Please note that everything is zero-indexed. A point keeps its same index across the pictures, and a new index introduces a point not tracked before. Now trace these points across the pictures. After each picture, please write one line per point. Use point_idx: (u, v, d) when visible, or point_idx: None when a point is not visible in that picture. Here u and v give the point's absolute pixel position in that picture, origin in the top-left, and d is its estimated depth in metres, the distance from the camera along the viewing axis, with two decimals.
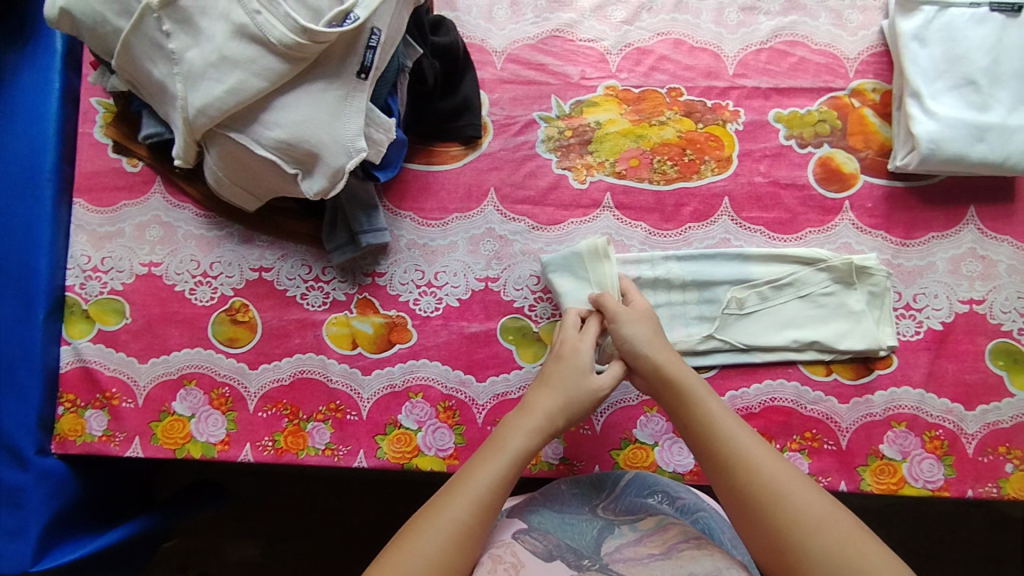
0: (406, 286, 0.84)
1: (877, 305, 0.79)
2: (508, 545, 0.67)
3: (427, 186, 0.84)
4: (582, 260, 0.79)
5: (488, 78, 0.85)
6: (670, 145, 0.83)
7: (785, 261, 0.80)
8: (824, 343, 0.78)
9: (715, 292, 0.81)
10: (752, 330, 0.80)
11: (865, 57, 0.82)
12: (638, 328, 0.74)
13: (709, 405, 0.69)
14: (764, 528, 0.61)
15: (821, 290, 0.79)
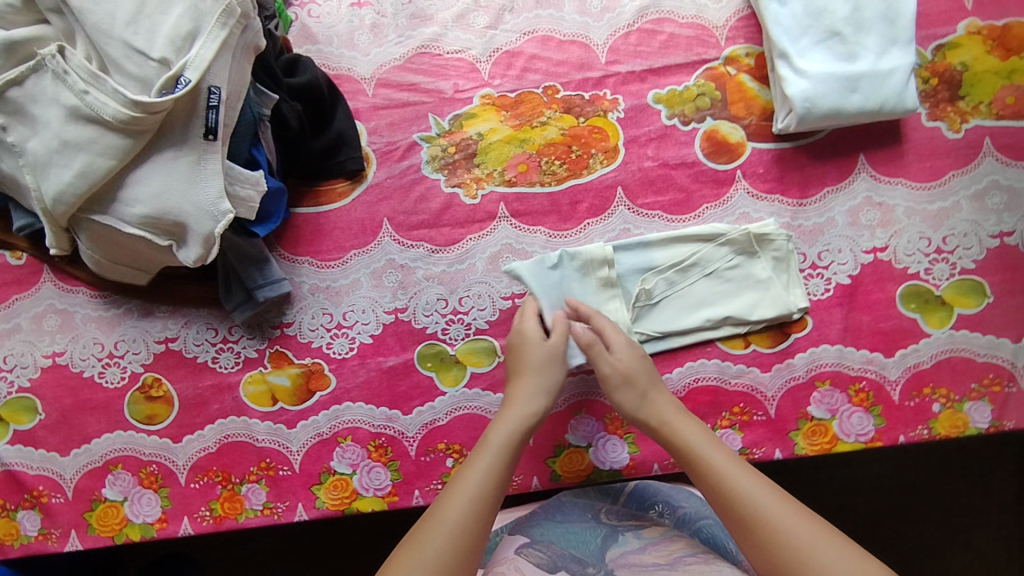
0: (316, 331, 0.82)
1: (783, 269, 0.79)
2: (512, 562, 0.69)
3: (319, 228, 0.83)
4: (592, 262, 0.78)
5: (362, 108, 0.83)
6: (555, 145, 0.82)
7: (686, 241, 0.79)
8: (736, 317, 0.78)
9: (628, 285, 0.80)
10: (665, 317, 0.79)
11: (733, 23, 0.81)
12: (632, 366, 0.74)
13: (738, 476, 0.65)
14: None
15: (725, 265, 0.79)
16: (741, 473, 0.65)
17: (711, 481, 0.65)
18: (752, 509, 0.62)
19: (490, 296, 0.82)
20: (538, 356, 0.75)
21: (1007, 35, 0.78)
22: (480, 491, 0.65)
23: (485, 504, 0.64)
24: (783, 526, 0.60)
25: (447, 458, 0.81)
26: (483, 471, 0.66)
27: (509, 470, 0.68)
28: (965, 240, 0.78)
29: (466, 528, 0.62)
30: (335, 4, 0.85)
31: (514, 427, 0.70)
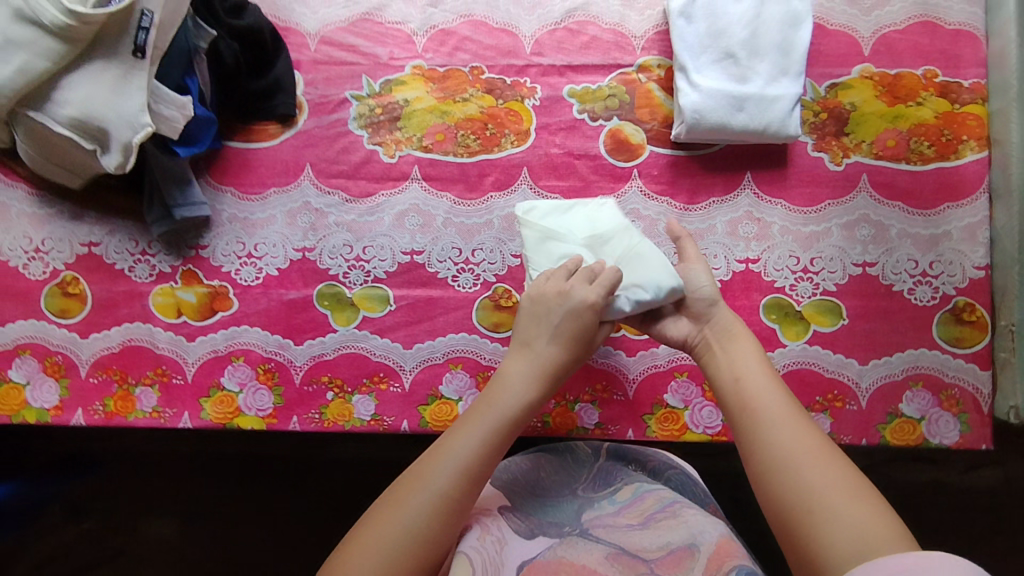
0: (228, 257, 0.89)
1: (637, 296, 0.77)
2: (495, 519, 0.66)
3: (246, 163, 0.90)
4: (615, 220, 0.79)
5: (303, 60, 0.90)
6: (472, 120, 0.89)
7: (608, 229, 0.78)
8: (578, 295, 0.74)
9: (559, 214, 0.79)
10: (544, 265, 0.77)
11: (650, 35, 0.88)
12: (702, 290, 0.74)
13: (752, 377, 0.65)
14: (764, 466, 0.58)
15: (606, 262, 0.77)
16: (786, 403, 0.61)
17: (746, 404, 0.63)
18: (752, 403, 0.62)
19: (392, 249, 0.88)
20: (565, 313, 0.70)
21: (898, 84, 0.85)
22: (474, 452, 0.61)
23: (477, 467, 0.61)
24: (807, 452, 0.56)
25: (328, 391, 0.86)
26: (484, 433, 0.63)
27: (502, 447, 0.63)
28: (831, 264, 0.84)
29: (456, 487, 0.59)
30: None
31: (529, 382, 0.68)
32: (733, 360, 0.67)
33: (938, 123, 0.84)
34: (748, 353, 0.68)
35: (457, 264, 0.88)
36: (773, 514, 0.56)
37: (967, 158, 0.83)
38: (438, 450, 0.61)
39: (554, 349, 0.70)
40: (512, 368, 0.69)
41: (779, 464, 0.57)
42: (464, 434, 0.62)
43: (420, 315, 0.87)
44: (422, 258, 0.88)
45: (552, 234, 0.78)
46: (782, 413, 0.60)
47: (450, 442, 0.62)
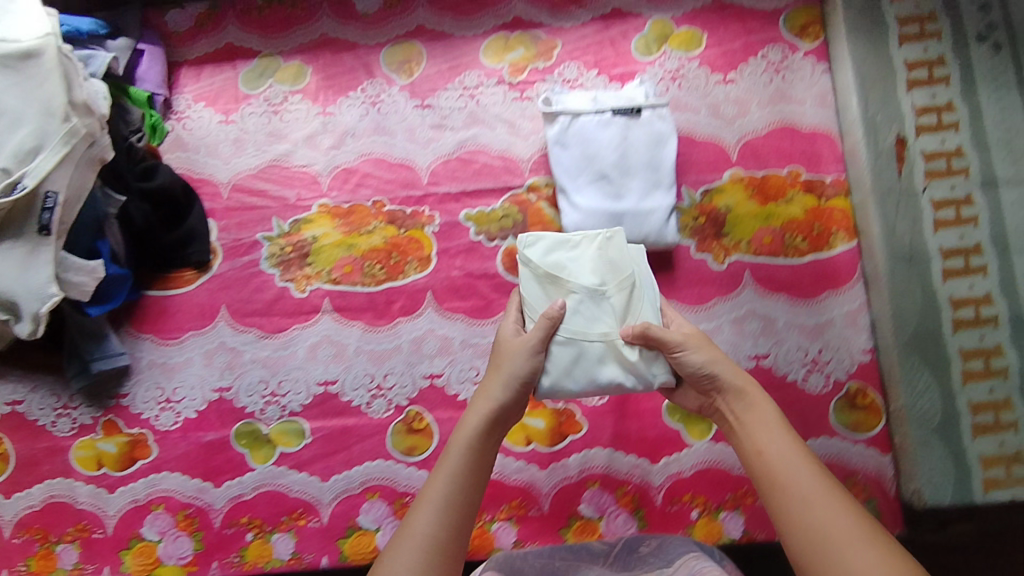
0: (148, 403, 0.91)
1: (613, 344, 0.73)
2: None
3: (164, 310, 0.93)
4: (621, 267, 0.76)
5: (216, 208, 0.96)
6: (377, 251, 0.93)
7: (613, 272, 0.75)
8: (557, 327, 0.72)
9: (564, 254, 0.77)
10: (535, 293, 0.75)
11: (536, 158, 0.94)
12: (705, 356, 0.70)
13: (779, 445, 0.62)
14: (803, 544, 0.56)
15: (595, 301, 0.74)
16: (816, 478, 0.59)
17: (776, 481, 0.60)
18: (783, 475, 0.60)
19: (306, 381, 0.91)
20: (510, 357, 0.71)
21: (766, 184, 0.91)
22: (449, 498, 0.60)
23: (452, 515, 0.59)
24: (836, 528, 0.55)
25: (247, 532, 0.86)
26: (449, 477, 0.62)
27: (468, 497, 0.61)
28: None
29: (437, 539, 0.58)
30: (206, 120, 0.98)
31: (476, 422, 0.66)
32: (753, 430, 0.65)
33: (808, 218, 0.89)
34: (770, 422, 0.65)
35: (371, 390, 0.90)
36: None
37: (839, 248, 0.88)
38: (412, 512, 0.60)
39: (506, 392, 0.68)
40: (472, 414, 0.67)
41: (815, 549, 0.55)
42: (437, 480, 0.62)
43: (336, 446, 0.89)
44: (336, 387, 0.90)
45: (557, 276, 0.74)
46: (805, 479, 0.59)
47: (429, 490, 0.61)
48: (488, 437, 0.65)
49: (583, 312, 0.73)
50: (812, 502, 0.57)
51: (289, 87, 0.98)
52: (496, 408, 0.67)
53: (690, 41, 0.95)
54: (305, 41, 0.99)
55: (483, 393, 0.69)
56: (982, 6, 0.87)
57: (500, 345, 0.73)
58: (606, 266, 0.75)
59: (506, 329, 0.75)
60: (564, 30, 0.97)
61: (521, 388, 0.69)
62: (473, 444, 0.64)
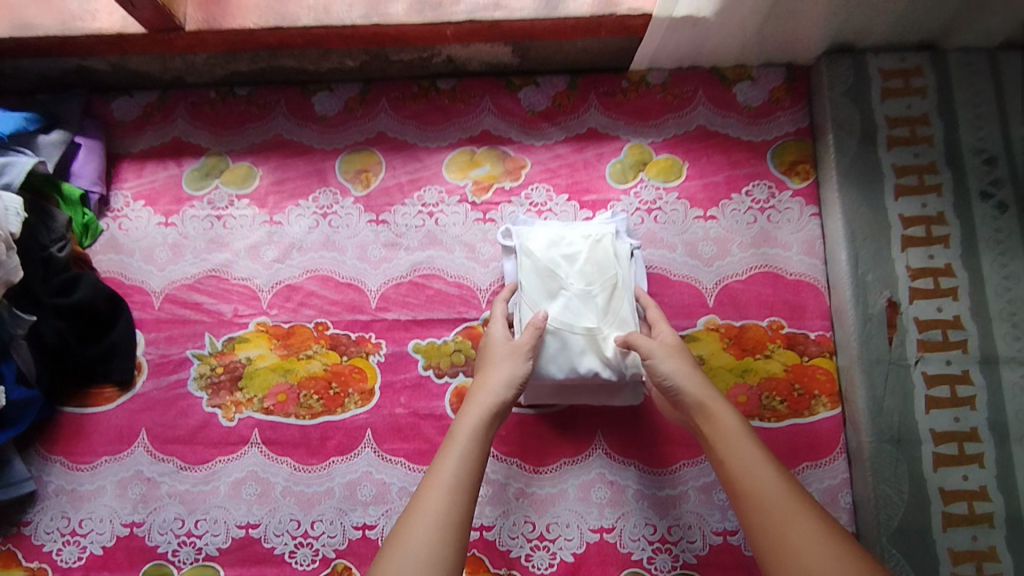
0: (51, 534, 0.83)
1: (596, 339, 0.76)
2: None
3: (80, 430, 0.86)
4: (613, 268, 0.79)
5: (147, 320, 0.88)
6: (316, 378, 0.86)
7: (604, 273, 0.79)
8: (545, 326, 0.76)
9: (561, 251, 0.80)
10: (528, 283, 0.79)
11: (495, 287, 0.86)
12: (672, 361, 0.71)
13: (747, 454, 0.63)
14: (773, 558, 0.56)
15: (583, 301, 0.78)
16: (781, 489, 0.60)
17: (746, 498, 0.61)
18: (748, 484, 0.61)
19: (226, 522, 0.82)
20: (503, 359, 0.73)
21: (744, 335, 0.83)
22: (458, 482, 0.62)
23: (463, 496, 0.61)
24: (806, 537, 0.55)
25: None
26: (452, 467, 0.63)
27: (473, 484, 0.63)
28: (689, 533, 0.79)
29: (451, 521, 0.59)
30: (143, 220, 0.92)
31: (477, 412, 0.68)
32: (717, 444, 0.66)
33: (788, 377, 0.81)
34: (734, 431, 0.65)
35: (296, 538, 0.81)
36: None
37: (820, 414, 0.80)
38: (416, 500, 0.61)
39: (506, 387, 0.70)
40: (471, 407, 0.68)
41: (778, 555, 0.56)
42: (439, 472, 0.62)
43: None
44: (259, 532, 0.82)
45: (551, 273, 0.79)
46: (774, 491, 0.60)
47: (437, 472, 0.63)
48: (487, 430, 0.67)
49: (570, 309, 0.77)
50: (778, 512, 0.58)
51: (234, 191, 0.92)
52: (497, 399, 0.69)
53: (669, 171, 0.88)
54: (256, 141, 0.94)
55: (480, 388, 0.70)
56: (987, 160, 0.80)
57: (489, 348, 0.75)
58: (600, 266, 0.79)
59: (497, 334, 0.76)
60: (533, 148, 0.90)
61: (518, 382, 0.71)
62: (478, 433, 0.66)
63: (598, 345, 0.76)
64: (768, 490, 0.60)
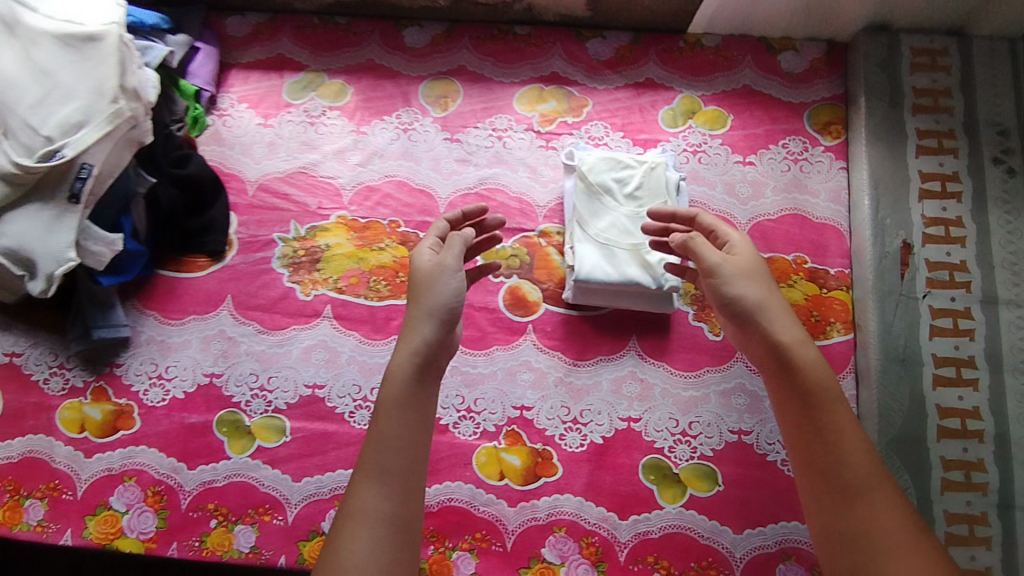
0: (139, 376, 0.93)
1: (638, 252, 0.88)
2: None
3: (172, 291, 0.96)
4: (660, 191, 0.90)
5: (240, 204, 1.00)
6: (386, 268, 0.97)
7: (652, 196, 0.90)
8: (593, 237, 0.88)
9: (615, 172, 0.91)
10: (584, 198, 0.90)
11: (552, 206, 0.98)
12: (749, 289, 0.77)
13: (832, 408, 0.73)
14: (831, 500, 0.70)
15: (630, 218, 0.89)
16: (857, 450, 0.71)
17: (821, 445, 0.72)
18: (827, 436, 0.72)
19: (295, 381, 0.93)
20: (431, 293, 0.77)
21: (770, 266, 0.94)
22: (388, 463, 0.71)
23: (397, 470, 0.71)
24: (871, 499, 0.68)
25: (211, 519, 0.88)
26: (385, 446, 0.72)
27: (410, 454, 0.72)
28: (708, 429, 0.89)
29: (389, 499, 0.70)
30: (246, 120, 1.03)
31: (404, 372, 0.74)
32: (796, 390, 0.74)
33: (807, 305, 0.92)
34: (816, 373, 0.74)
35: (356, 401, 0.92)
36: (815, 526, 0.72)
37: (835, 339, 0.91)
38: (359, 480, 0.71)
39: (431, 330, 0.76)
40: (397, 365, 0.75)
41: (841, 506, 0.69)
42: (376, 447, 0.72)
43: (313, 448, 0.90)
44: (323, 392, 0.92)
45: (603, 192, 0.90)
46: (852, 451, 0.71)
47: (371, 450, 0.72)
48: (414, 385, 0.74)
49: (617, 226, 0.89)
50: (848, 467, 0.70)
51: (329, 103, 1.04)
52: (421, 348, 0.75)
53: (715, 120, 1.00)
54: (351, 63, 1.05)
55: (407, 337, 0.75)
56: (1001, 131, 0.93)
57: (421, 275, 0.79)
58: (648, 189, 0.90)
59: (425, 254, 0.81)
60: (595, 91, 1.03)
61: (442, 320, 0.76)
62: (404, 397, 0.74)
63: (640, 256, 0.87)
64: (847, 446, 0.71)
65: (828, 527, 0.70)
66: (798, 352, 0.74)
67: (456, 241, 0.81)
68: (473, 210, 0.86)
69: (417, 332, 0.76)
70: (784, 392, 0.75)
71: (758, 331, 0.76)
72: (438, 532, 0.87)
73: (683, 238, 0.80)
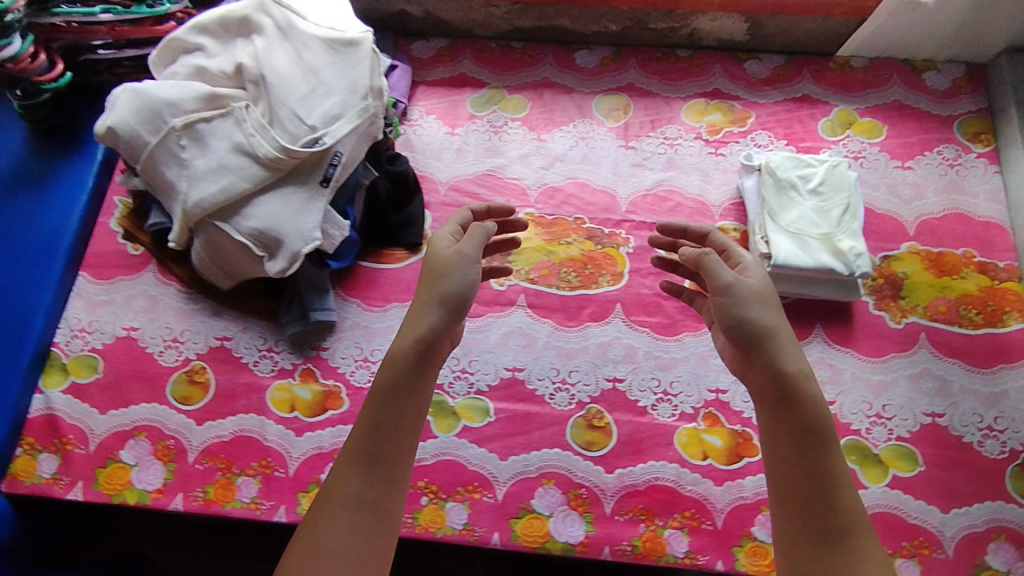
0: (345, 359, 0.98)
1: (828, 241, 0.94)
2: None
3: (373, 280, 1.02)
4: (843, 187, 0.97)
5: (432, 202, 1.07)
6: (574, 260, 1.03)
7: (835, 191, 0.97)
8: (784, 227, 0.94)
9: (800, 170, 0.98)
10: (771, 193, 0.97)
11: (727, 205, 1.05)
12: (761, 314, 0.72)
13: (833, 447, 0.68)
14: (819, 534, 0.64)
15: (818, 211, 0.95)
16: (850, 495, 0.66)
17: (818, 481, 0.66)
18: (829, 474, 0.66)
19: (495, 364, 0.97)
20: (443, 278, 0.74)
21: (941, 260, 1.00)
22: (371, 467, 0.66)
23: (380, 479, 0.66)
24: (867, 544, 0.64)
25: (423, 496, 0.89)
26: (367, 453, 0.66)
27: (388, 470, 0.66)
28: (901, 412, 0.92)
29: (368, 498, 0.65)
30: (434, 129, 1.13)
31: (401, 373, 0.69)
32: (798, 420, 0.68)
33: (982, 295, 0.98)
34: (815, 410, 0.68)
35: (555, 383, 0.95)
36: (784, 562, 0.66)
37: (1012, 326, 0.95)
38: (331, 487, 0.65)
39: (439, 321, 0.72)
40: (399, 348, 0.70)
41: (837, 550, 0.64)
42: (360, 444, 0.67)
43: (517, 428, 0.93)
44: (523, 375, 0.96)
45: (790, 187, 0.97)
46: (847, 492, 0.66)
47: (351, 453, 0.67)
48: (409, 388, 0.69)
49: (806, 218, 0.95)
50: (848, 510, 0.65)
51: (510, 115, 1.13)
52: (425, 336, 0.71)
53: (872, 130, 1.09)
54: (529, 81, 1.16)
55: (411, 326, 0.71)
56: None
57: (436, 262, 0.75)
58: (832, 185, 0.97)
59: (440, 240, 0.79)
60: (756, 105, 1.12)
61: (452, 310, 0.73)
62: (401, 383, 0.69)
63: (832, 245, 0.93)
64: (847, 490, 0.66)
65: (795, 566, 0.64)
66: (805, 387, 0.69)
67: (478, 232, 0.78)
68: (499, 207, 0.85)
69: (418, 326, 0.71)
70: (778, 423, 0.70)
71: (765, 357, 0.71)
72: (647, 510, 0.88)
73: (698, 252, 0.78)
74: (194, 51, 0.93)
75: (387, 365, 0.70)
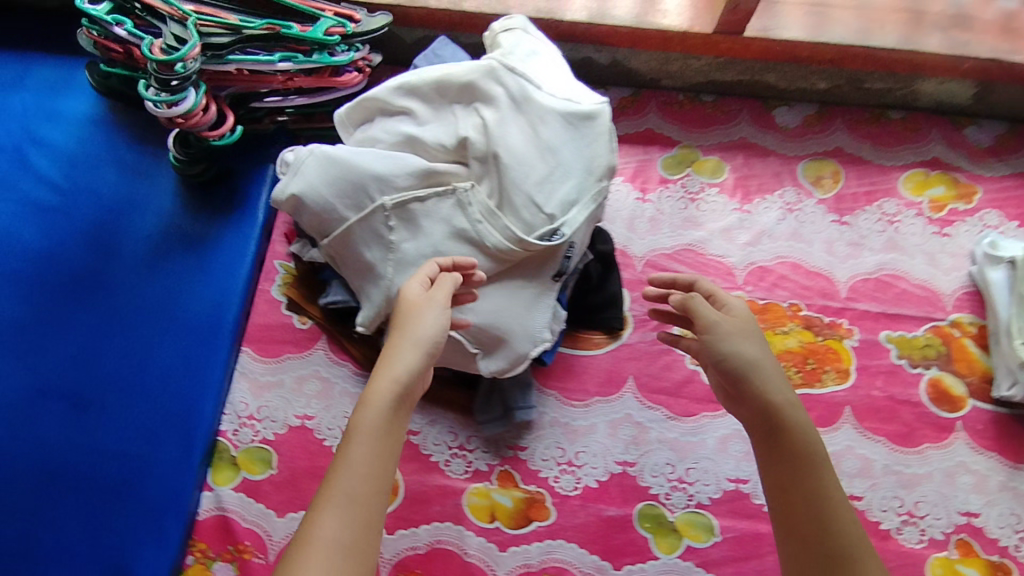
0: (547, 462, 0.88)
1: None
2: None
3: (571, 368, 0.93)
4: None
5: (629, 279, 0.97)
6: (794, 353, 0.92)
7: None
8: None
9: None
10: None
11: (959, 294, 0.95)
12: (742, 345, 0.70)
13: (823, 472, 0.65)
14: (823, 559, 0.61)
15: None
16: (846, 511, 0.63)
17: (815, 507, 0.63)
18: (820, 499, 0.64)
19: (715, 473, 0.87)
20: (419, 320, 0.67)
21: None
22: (352, 502, 0.58)
23: (360, 516, 0.58)
24: (864, 561, 0.61)
25: None
26: (352, 484, 0.59)
27: (369, 507, 0.59)
28: None
29: (347, 540, 0.57)
30: (623, 194, 1.01)
31: (382, 406, 0.62)
32: (792, 448, 0.66)
33: None
34: (806, 436, 0.66)
35: None
36: None
37: None
38: (303, 540, 0.56)
39: (416, 360, 0.65)
40: (376, 391, 0.63)
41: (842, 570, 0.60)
42: (342, 476, 0.59)
43: (748, 551, 0.83)
44: (748, 488, 0.87)
45: None
46: (845, 514, 0.63)
47: (329, 495, 0.59)
48: (391, 426, 0.63)
49: None
50: (833, 525, 0.62)
51: (707, 179, 1.02)
52: (403, 377, 0.64)
53: None
54: (725, 140, 1.05)
55: (385, 365, 0.64)
56: None
57: (405, 306, 0.68)
58: None
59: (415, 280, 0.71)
60: (983, 177, 1.01)
61: (429, 354, 0.66)
62: (379, 424, 0.62)
63: None
64: (844, 509, 0.63)
65: None
66: (792, 416, 0.66)
67: (447, 282, 0.70)
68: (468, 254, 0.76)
69: (397, 364, 0.64)
70: (773, 457, 0.67)
71: (751, 391, 0.68)
72: None
73: (684, 296, 0.75)
74: (400, 115, 0.82)
75: (366, 400, 0.63)
